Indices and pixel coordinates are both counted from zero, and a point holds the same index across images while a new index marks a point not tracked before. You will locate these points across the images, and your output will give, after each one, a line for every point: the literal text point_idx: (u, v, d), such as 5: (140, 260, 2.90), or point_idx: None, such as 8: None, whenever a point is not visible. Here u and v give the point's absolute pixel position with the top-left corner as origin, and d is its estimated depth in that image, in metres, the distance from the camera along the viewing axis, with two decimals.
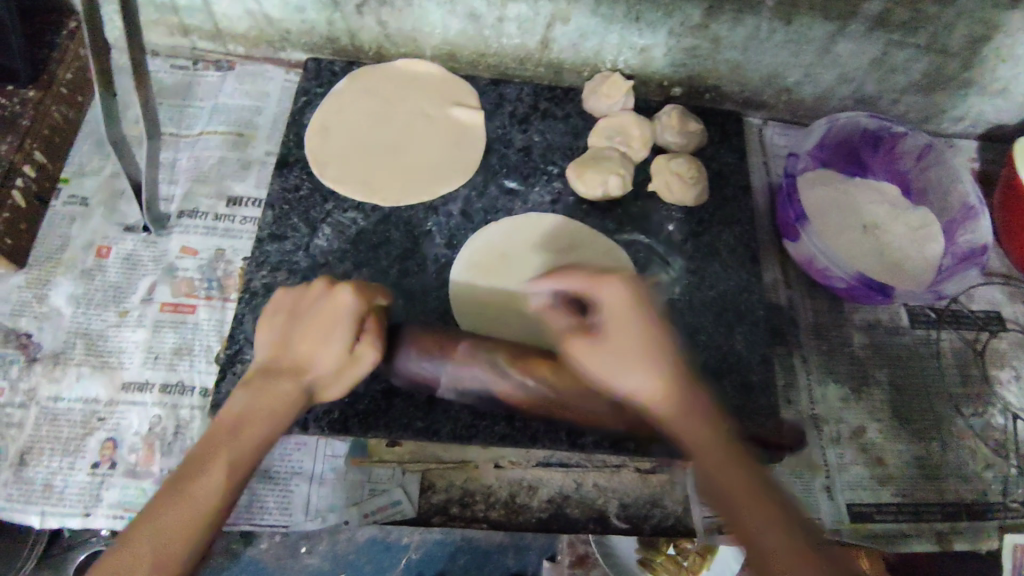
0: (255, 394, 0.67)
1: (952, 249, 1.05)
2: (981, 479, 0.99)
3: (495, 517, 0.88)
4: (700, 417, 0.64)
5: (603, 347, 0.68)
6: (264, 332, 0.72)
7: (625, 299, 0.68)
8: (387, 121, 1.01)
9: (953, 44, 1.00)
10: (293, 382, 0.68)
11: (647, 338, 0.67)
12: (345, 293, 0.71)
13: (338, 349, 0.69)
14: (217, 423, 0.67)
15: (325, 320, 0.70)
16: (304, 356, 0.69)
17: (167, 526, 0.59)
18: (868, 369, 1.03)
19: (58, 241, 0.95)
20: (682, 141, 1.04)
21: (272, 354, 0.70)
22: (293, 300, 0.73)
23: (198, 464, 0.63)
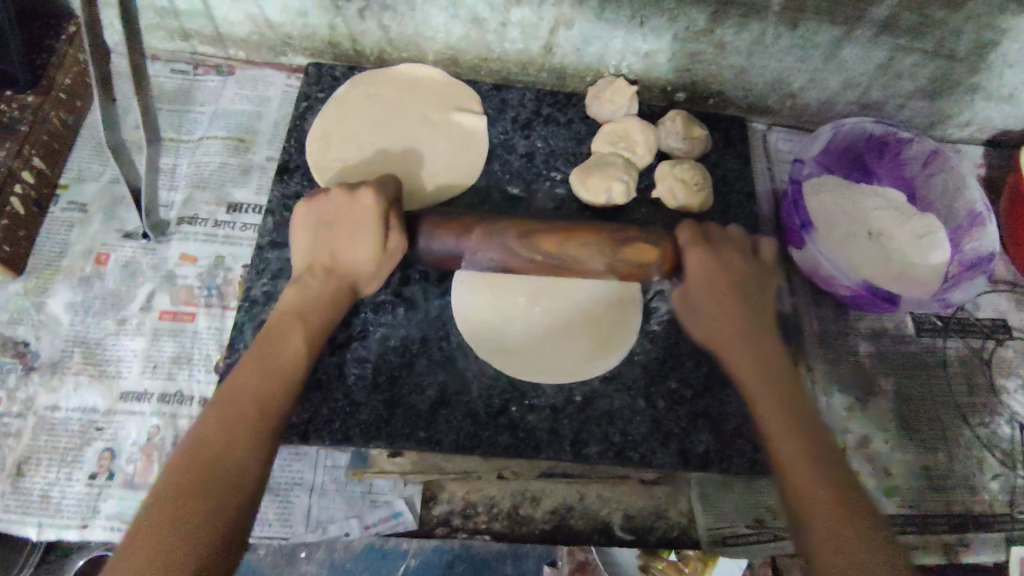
0: (305, 290, 0.75)
1: (958, 256, 1.04)
2: (988, 489, 0.98)
3: (497, 528, 0.88)
4: (771, 383, 0.72)
5: (695, 310, 0.80)
6: (298, 242, 0.79)
7: (705, 263, 0.79)
8: (388, 125, 1.00)
9: (960, 49, 0.99)
10: (343, 274, 0.76)
11: (746, 298, 0.78)
12: (366, 194, 0.76)
13: (371, 242, 0.75)
14: (277, 317, 0.73)
15: (351, 218, 0.75)
16: (348, 255, 0.76)
17: (258, 393, 0.64)
18: (874, 378, 1.02)
19: (57, 248, 0.94)
20: (687, 147, 1.02)
21: (312, 257, 0.77)
22: (320, 209, 0.78)
23: (274, 347, 0.69)
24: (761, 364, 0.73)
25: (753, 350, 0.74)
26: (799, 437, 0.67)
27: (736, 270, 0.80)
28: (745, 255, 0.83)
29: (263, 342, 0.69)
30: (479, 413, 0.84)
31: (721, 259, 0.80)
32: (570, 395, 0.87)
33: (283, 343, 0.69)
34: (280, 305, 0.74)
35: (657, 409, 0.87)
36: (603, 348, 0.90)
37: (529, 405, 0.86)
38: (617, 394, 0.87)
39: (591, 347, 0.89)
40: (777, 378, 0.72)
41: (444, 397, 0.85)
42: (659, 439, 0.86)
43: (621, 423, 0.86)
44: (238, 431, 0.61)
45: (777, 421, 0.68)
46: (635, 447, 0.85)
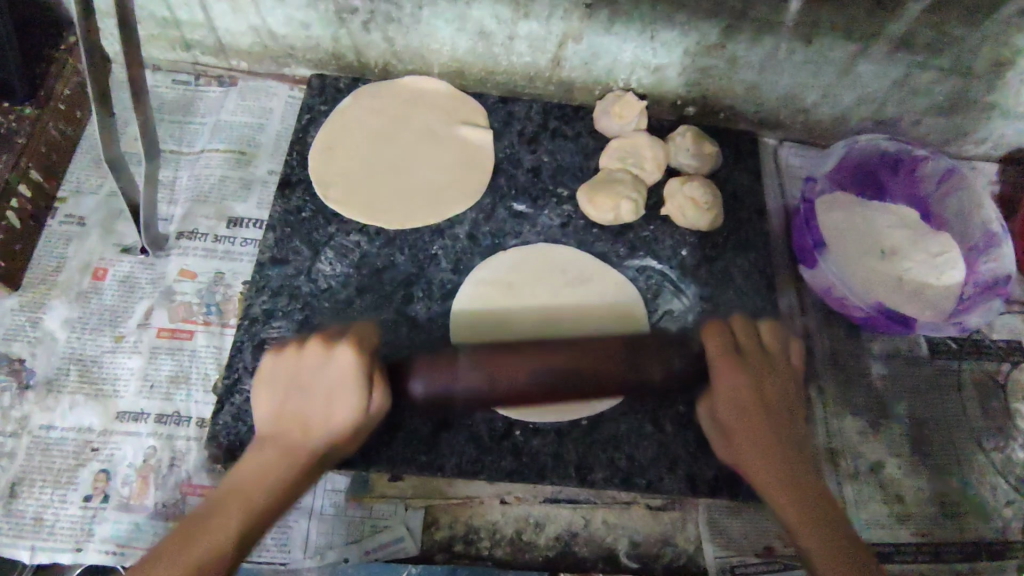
0: (264, 462, 0.65)
1: (973, 277, 1.01)
2: (1003, 517, 0.95)
3: (501, 555, 0.86)
4: (830, 542, 0.64)
5: (721, 426, 0.74)
6: (265, 400, 0.71)
7: (734, 378, 0.72)
8: (391, 139, 0.98)
9: (978, 67, 0.97)
10: (304, 449, 0.67)
11: (766, 401, 0.72)
12: (345, 355, 0.70)
13: (353, 404, 0.68)
14: (223, 489, 0.64)
15: (327, 381, 0.69)
16: (316, 423, 0.68)
17: (244, 507, 0.62)
18: (888, 401, 0.99)
19: (54, 262, 0.93)
20: (697, 164, 1.00)
21: (275, 424, 0.69)
22: (291, 370, 0.71)
23: (210, 522, 0.61)
24: (798, 492, 0.67)
25: (783, 467, 0.69)
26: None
27: (756, 367, 0.74)
28: (764, 352, 0.76)
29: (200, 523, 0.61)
30: (483, 437, 0.82)
31: (750, 368, 0.73)
32: (576, 419, 0.85)
33: (216, 534, 0.60)
34: (236, 474, 0.65)
35: (665, 433, 0.85)
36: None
37: (534, 428, 0.84)
38: (624, 418, 0.85)
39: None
40: (835, 533, 0.65)
41: (446, 420, 0.83)
42: (666, 464, 0.84)
43: (627, 448, 0.84)
44: None
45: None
46: (642, 473, 0.83)
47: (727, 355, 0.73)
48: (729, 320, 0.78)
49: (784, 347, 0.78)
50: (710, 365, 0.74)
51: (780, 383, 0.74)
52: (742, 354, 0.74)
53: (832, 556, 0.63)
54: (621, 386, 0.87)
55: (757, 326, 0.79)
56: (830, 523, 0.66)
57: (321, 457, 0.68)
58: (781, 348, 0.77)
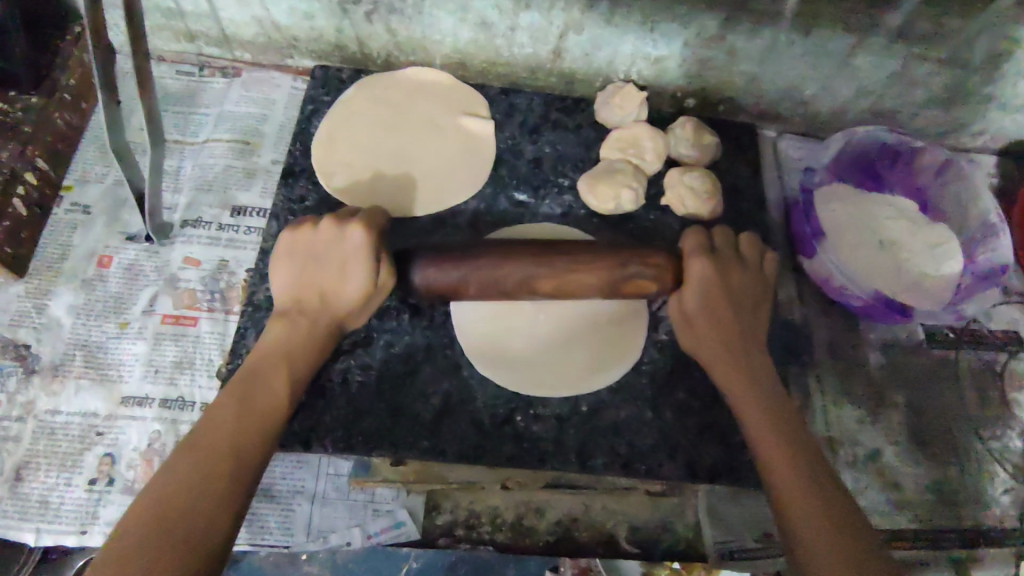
0: (293, 328, 0.73)
1: (971, 267, 1.02)
2: (1000, 504, 0.96)
3: (502, 539, 0.87)
4: (776, 431, 0.67)
5: (686, 315, 0.79)
6: (283, 275, 0.76)
7: (708, 272, 0.77)
8: (393, 128, 0.99)
9: (975, 59, 0.98)
10: (326, 318, 0.74)
11: (738, 312, 0.77)
12: (354, 232, 0.73)
13: (366, 274, 0.73)
14: (259, 356, 0.70)
15: (339, 255, 0.74)
16: (336, 292, 0.74)
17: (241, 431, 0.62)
18: (886, 390, 1.00)
19: (59, 250, 0.94)
20: (696, 154, 1.01)
21: (296, 293, 0.75)
22: (307, 246, 0.76)
23: (260, 381, 0.67)
24: (760, 396, 0.70)
25: (743, 369, 0.74)
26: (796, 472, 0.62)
27: (733, 280, 0.78)
28: (736, 259, 0.81)
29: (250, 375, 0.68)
30: (484, 422, 0.83)
31: (721, 266, 0.78)
32: (577, 405, 0.86)
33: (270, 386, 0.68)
34: (266, 339, 0.72)
35: (664, 420, 0.86)
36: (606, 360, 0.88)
37: (535, 415, 0.84)
38: (624, 404, 0.86)
39: (594, 361, 0.88)
40: (785, 432, 0.67)
41: (448, 406, 0.84)
42: (666, 451, 0.84)
43: (627, 435, 0.85)
44: (211, 462, 0.58)
45: (776, 465, 0.64)
46: (642, 458, 0.84)
47: (707, 265, 0.77)
48: (711, 229, 0.84)
49: (758, 262, 0.82)
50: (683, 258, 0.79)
51: (745, 284, 0.79)
52: (717, 255, 0.79)
53: (778, 447, 0.65)
54: (619, 364, 0.88)
55: (736, 237, 0.83)
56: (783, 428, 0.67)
57: (342, 321, 0.75)
58: (755, 255, 0.82)
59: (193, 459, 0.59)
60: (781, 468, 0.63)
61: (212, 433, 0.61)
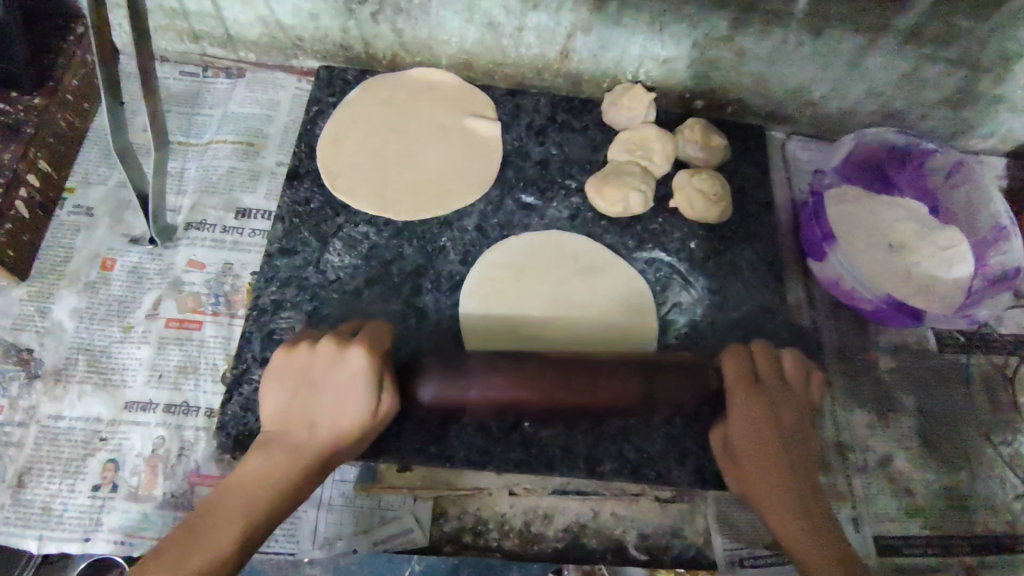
0: (274, 459, 0.66)
1: (982, 271, 1.01)
2: (1012, 511, 0.95)
3: (509, 546, 0.86)
4: (830, 556, 0.62)
5: (733, 453, 0.73)
6: (275, 401, 0.71)
7: (748, 407, 0.71)
8: (397, 129, 0.98)
9: (986, 60, 0.97)
10: (312, 451, 0.67)
11: (787, 444, 0.69)
12: (355, 354, 0.71)
13: (361, 405, 0.69)
14: (227, 488, 0.65)
15: (336, 385, 0.70)
16: (324, 426, 0.69)
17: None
18: (896, 395, 0.99)
19: (62, 252, 0.93)
20: (705, 156, 1.00)
21: (285, 420, 0.70)
22: (302, 368, 0.72)
23: (211, 519, 0.62)
24: (810, 529, 0.64)
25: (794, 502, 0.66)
26: None
27: (777, 399, 0.72)
28: (784, 386, 0.74)
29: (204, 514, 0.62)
30: (491, 428, 0.82)
31: (766, 396, 0.72)
32: (585, 411, 0.85)
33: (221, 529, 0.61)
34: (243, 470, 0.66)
35: (674, 425, 0.85)
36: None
37: (543, 420, 0.83)
38: (633, 409, 0.85)
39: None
40: (843, 563, 0.62)
41: (454, 411, 0.83)
42: (676, 456, 0.84)
43: (636, 441, 0.84)
44: None
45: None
46: (651, 464, 0.83)
47: (747, 393, 0.72)
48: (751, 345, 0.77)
49: (802, 378, 0.76)
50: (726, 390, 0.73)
51: (795, 414, 0.72)
52: (759, 380, 0.73)
53: None
54: None
55: (781, 357, 0.77)
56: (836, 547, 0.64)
57: (329, 456, 0.68)
58: (801, 381, 0.76)
59: None
60: None
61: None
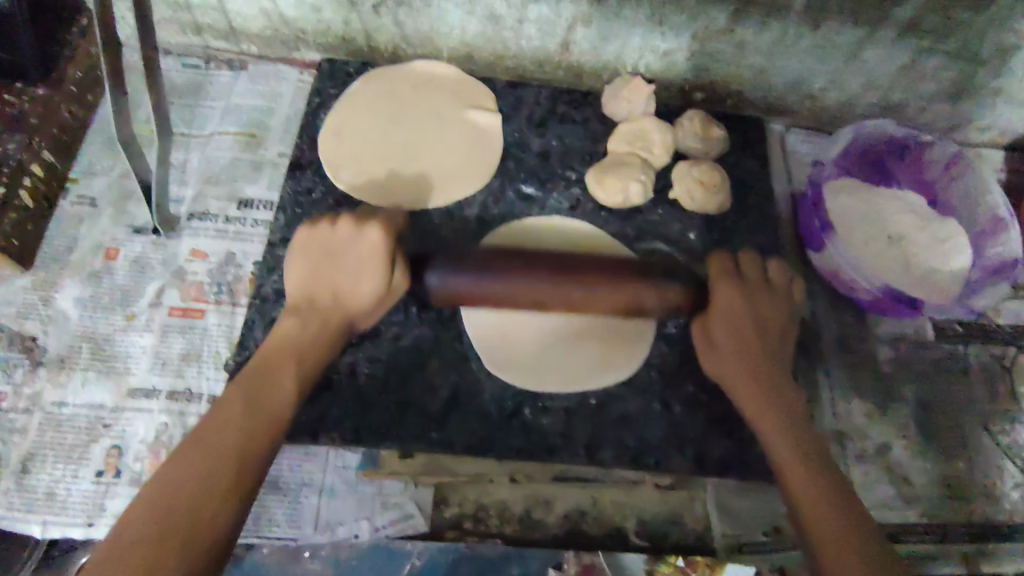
0: (303, 323, 0.73)
1: (980, 262, 1.01)
2: (1010, 499, 0.96)
3: (510, 532, 0.87)
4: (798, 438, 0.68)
5: (711, 341, 0.79)
6: (295, 276, 0.78)
7: (734, 297, 0.78)
8: (399, 120, 0.99)
9: (984, 52, 0.97)
10: (336, 315, 0.75)
11: (764, 346, 0.77)
12: (373, 231, 0.75)
13: (378, 283, 0.75)
14: (269, 347, 0.71)
15: (354, 258, 0.75)
16: (347, 292, 0.76)
17: (238, 441, 0.60)
18: (895, 385, 1.00)
19: (66, 242, 0.93)
20: (704, 148, 1.01)
21: (308, 288, 0.76)
22: (324, 243, 0.78)
23: (268, 379, 0.67)
24: (781, 413, 0.71)
25: (768, 396, 0.73)
26: (828, 496, 0.62)
27: (757, 298, 0.80)
28: (768, 288, 0.82)
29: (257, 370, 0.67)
30: (492, 415, 0.83)
31: (749, 293, 0.80)
32: (585, 398, 0.85)
33: (277, 381, 0.67)
34: (274, 331, 0.73)
35: (673, 414, 0.86)
36: (609, 362, 0.86)
37: (543, 407, 0.84)
38: (633, 397, 0.86)
39: (601, 361, 0.86)
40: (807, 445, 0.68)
41: (456, 398, 0.84)
42: (675, 444, 0.84)
43: (636, 428, 0.84)
44: (218, 453, 0.59)
45: (796, 468, 0.65)
46: (650, 452, 0.83)
47: (733, 295, 0.79)
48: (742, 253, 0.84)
49: (788, 285, 0.84)
50: (710, 283, 0.81)
51: (773, 311, 0.80)
52: (741, 280, 0.81)
53: (805, 473, 0.65)
54: (622, 367, 0.86)
55: (766, 265, 0.84)
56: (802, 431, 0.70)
57: (349, 322, 0.76)
58: (783, 281, 0.84)
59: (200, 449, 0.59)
60: (808, 494, 0.63)
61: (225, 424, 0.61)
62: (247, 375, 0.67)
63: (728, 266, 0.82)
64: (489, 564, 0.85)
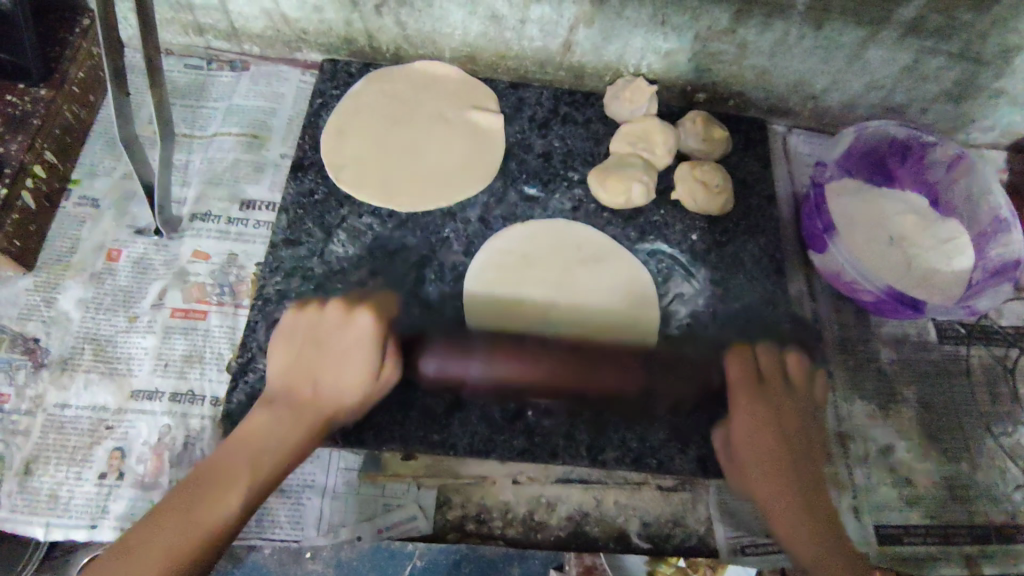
0: (280, 414, 0.76)
1: (982, 262, 1.01)
2: (1011, 501, 0.96)
3: (512, 534, 0.86)
4: (815, 525, 0.78)
5: (731, 445, 0.83)
6: (281, 358, 0.80)
7: (750, 404, 0.83)
8: (402, 118, 0.99)
9: (987, 53, 0.97)
10: (313, 412, 0.77)
11: (786, 442, 0.82)
12: (363, 317, 0.82)
13: (356, 376, 0.78)
14: (235, 440, 0.74)
15: (340, 345, 0.80)
16: (325, 385, 0.78)
17: (186, 530, 0.66)
18: (897, 386, 1.00)
19: (68, 243, 0.93)
20: (706, 149, 1.01)
21: (286, 380, 0.79)
22: (312, 328, 0.82)
23: (222, 475, 0.71)
24: (812, 532, 0.77)
25: (798, 505, 0.79)
26: None
27: (777, 397, 0.85)
28: (788, 387, 0.86)
29: (216, 467, 0.71)
30: (495, 417, 0.83)
31: (767, 397, 0.84)
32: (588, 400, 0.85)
33: (231, 483, 0.70)
34: (252, 420, 0.76)
35: (676, 415, 0.86)
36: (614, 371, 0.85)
37: (546, 409, 0.84)
38: (635, 399, 0.86)
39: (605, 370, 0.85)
40: (822, 531, 0.78)
41: (459, 400, 0.84)
42: (677, 445, 0.84)
43: (638, 429, 0.84)
44: (146, 562, 0.63)
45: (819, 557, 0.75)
46: (653, 453, 0.84)
47: (756, 399, 0.84)
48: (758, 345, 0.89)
49: (807, 376, 0.88)
50: (727, 386, 0.85)
51: (800, 415, 0.85)
52: (761, 378, 0.85)
53: None
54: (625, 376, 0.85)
55: (782, 356, 0.89)
56: (818, 517, 0.79)
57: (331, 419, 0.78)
58: (805, 381, 0.88)
59: (134, 552, 0.64)
60: None
61: (163, 531, 0.65)
62: (205, 472, 0.72)
63: (739, 364, 0.86)
64: (490, 564, 0.92)
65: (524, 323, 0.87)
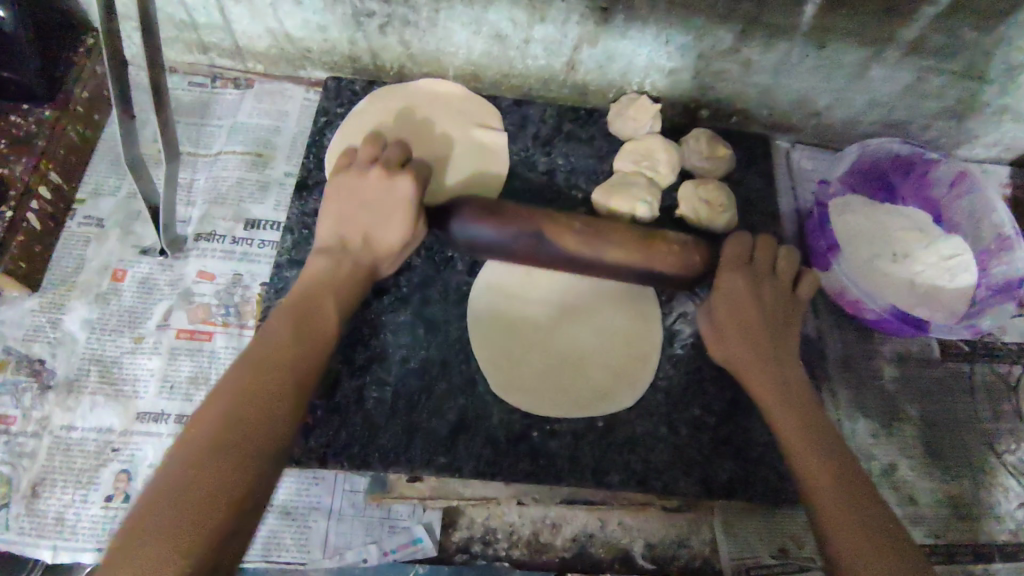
0: (333, 262, 0.78)
1: (985, 280, 1.01)
2: (1015, 519, 0.96)
3: (518, 556, 0.87)
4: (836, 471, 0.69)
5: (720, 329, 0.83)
6: (330, 216, 0.81)
7: (742, 288, 0.82)
8: (421, 148, 0.97)
9: (990, 72, 0.97)
10: (365, 258, 0.80)
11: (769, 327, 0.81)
12: (404, 182, 0.79)
13: (402, 229, 0.80)
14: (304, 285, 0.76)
15: (383, 204, 0.79)
16: (379, 237, 0.80)
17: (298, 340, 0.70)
18: (900, 405, 1.00)
19: (73, 264, 0.94)
20: (710, 167, 1.01)
21: (340, 232, 0.80)
22: (354, 186, 0.81)
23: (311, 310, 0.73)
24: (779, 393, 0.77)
25: (776, 380, 0.78)
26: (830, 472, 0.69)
27: (762, 280, 0.83)
28: (775, 277, 0.84)
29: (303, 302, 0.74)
30: (499, 439, 0.83)
31: (754, 278, 0.83)
32: (592, 421, 0.85)
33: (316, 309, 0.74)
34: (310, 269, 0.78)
35: (679, 436, 0.86)
36: (617, 389, 0.87)
37: (551, 430, 0.84)
38: (640, 420, 0.86)
39: (606, 387, 0.86)
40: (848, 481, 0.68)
41: (464, 422, 0.84)
42: (682, 467, 0.84)
43: (642, 451, 0.84)
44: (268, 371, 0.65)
45: (811, 464, 0.70)
46: (658, 475, 0.84)
47: (742, 290, 0.82)
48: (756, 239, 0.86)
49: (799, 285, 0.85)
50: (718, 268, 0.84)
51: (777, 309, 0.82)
52: (752, 269, 0.83)
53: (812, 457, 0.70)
54: (635, 388, 0.87)
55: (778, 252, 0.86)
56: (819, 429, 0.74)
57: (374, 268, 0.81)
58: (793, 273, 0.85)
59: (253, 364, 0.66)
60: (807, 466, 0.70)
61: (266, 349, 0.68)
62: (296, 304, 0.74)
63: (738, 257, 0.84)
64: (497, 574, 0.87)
65: (525, 342, 0.88)
